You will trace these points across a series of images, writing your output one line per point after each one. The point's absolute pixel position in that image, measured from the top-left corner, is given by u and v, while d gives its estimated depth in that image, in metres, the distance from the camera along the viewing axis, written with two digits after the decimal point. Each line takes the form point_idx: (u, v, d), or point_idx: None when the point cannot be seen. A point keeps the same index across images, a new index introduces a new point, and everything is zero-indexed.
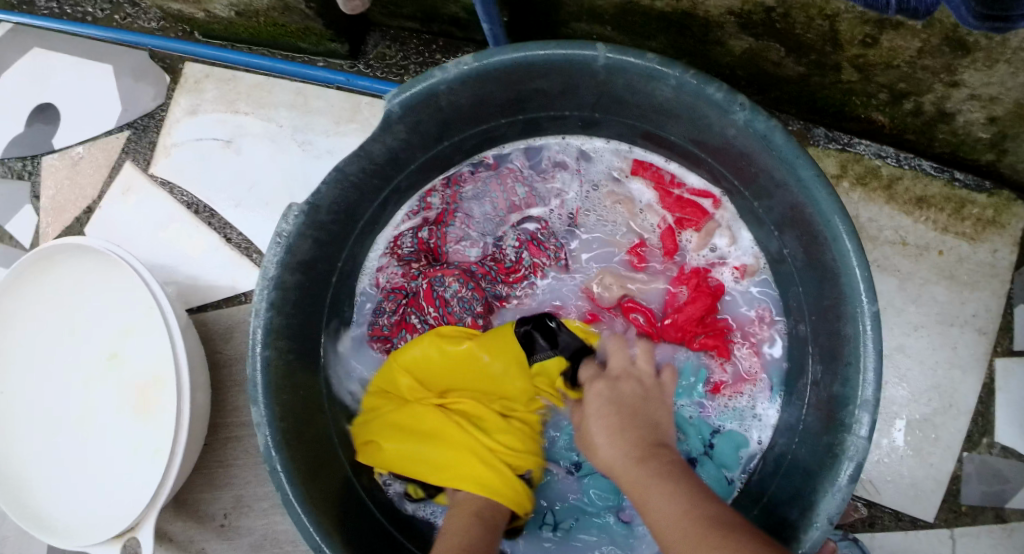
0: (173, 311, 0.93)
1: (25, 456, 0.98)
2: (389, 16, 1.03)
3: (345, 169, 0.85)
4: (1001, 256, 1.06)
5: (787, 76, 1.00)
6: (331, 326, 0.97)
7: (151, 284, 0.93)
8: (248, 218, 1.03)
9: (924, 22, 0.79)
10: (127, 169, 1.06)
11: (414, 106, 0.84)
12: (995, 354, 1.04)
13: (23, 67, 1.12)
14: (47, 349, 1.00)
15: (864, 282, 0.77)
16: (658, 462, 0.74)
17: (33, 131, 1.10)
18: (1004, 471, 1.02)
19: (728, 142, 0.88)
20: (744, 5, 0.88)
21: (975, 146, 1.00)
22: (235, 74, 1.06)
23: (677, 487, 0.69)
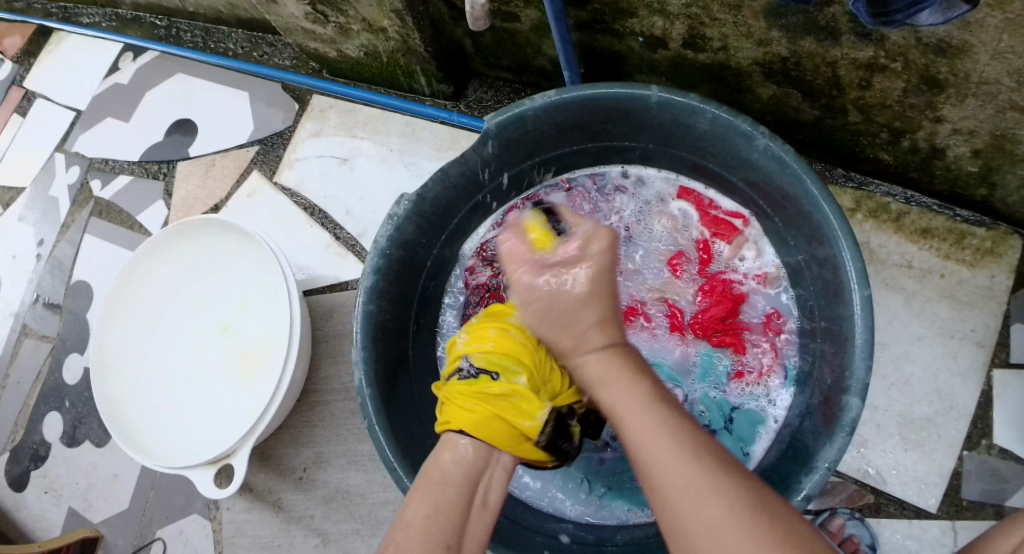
0: (297, 291, 1.08)
1: (138, 397, 1.13)
2: (488, 67, 1.21)
3: (449, 172, 1.02)
4: (999, 281, 1.17)
5: (805, 119, 1.17)
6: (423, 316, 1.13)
7: (284, 263, 1.07)
8: (357, 221, 1.20)
9: (903, 65, 0.98)
10: (254, 177, 1.25)
11: (507, 127, 1.01)
12: (993, 365, 1.16)
13: (168, 88, 1.35)
14: (175, 310, 1.17)
15: (858, 272, 0.92)
16: (680, 419, 0.77)
17: (170, 140, 1.32)
18: (1003, 471, 1.12)
19: (756, 168, 1.03)
20: (765, 56, 1.05)
21: (969, 181, 1.14)
22: (354, 107, 1.24)
23: (693, 452, 0.73)
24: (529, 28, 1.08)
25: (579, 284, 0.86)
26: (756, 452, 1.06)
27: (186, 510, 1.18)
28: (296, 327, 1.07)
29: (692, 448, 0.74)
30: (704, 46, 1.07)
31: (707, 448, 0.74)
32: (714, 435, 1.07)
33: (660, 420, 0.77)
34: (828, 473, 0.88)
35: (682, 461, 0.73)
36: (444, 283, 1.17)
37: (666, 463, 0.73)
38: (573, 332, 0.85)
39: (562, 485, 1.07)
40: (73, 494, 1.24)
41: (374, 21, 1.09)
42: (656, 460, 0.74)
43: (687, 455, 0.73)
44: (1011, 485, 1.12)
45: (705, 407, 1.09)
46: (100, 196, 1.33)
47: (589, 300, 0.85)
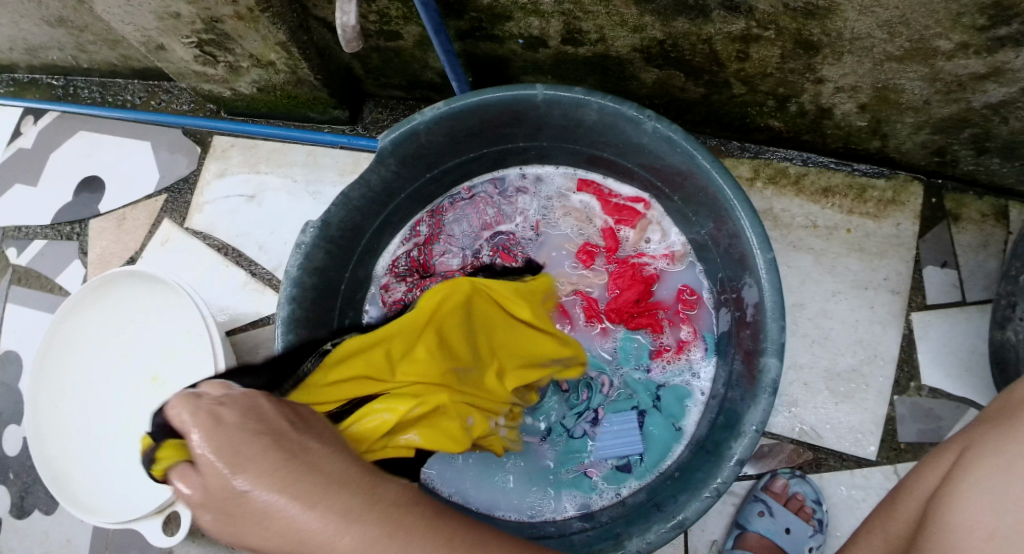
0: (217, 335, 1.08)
1: (78, 457, 1.13)
2: (380, 87, 1.22)
3: (350, 196, 1.03)
4: (904, 228, 1.21)
5: (693, 98, 1.19)
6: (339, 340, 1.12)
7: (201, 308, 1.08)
8: (271, 256, 1.20)
9: (775, 32, 1.00)
10: (166, 224, 1.25)
11: (402, 143, 1.02)
12: (910, 309, 1.19)
13: (71, 147, 1.35)
14: (103, 364, 1.17)
15: (759, 238, 0.95)
16: (364, 536, 0.54)
17: (80, 199, 1.32)
18: (935, 410, 1.15)
19: (650, 151, 1.05)
20: (643, 41, 1.07)
21: (861, 135, 1.17)
22: (255, 143, 1.25)
23: (431, 525, 0.57)
24: (412, 43, 1.09)
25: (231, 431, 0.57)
26: (687, 425, 1.08)
27: None
28: (218, 363, 1.08)
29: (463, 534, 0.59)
30: (583, 39, 1.08)
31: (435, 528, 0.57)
32: (644, 416, 1.09)
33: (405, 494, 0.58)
34: (756, 435, 0.90)
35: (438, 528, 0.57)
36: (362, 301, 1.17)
37: (490, 552, 0.59)
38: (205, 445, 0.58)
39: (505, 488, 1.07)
40: None
41: (260, 55, 1.09)
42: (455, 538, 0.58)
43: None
44: (945, 422, 1.15)
45: (632, 389, 1.11)
46: (17, 264, 1.32)
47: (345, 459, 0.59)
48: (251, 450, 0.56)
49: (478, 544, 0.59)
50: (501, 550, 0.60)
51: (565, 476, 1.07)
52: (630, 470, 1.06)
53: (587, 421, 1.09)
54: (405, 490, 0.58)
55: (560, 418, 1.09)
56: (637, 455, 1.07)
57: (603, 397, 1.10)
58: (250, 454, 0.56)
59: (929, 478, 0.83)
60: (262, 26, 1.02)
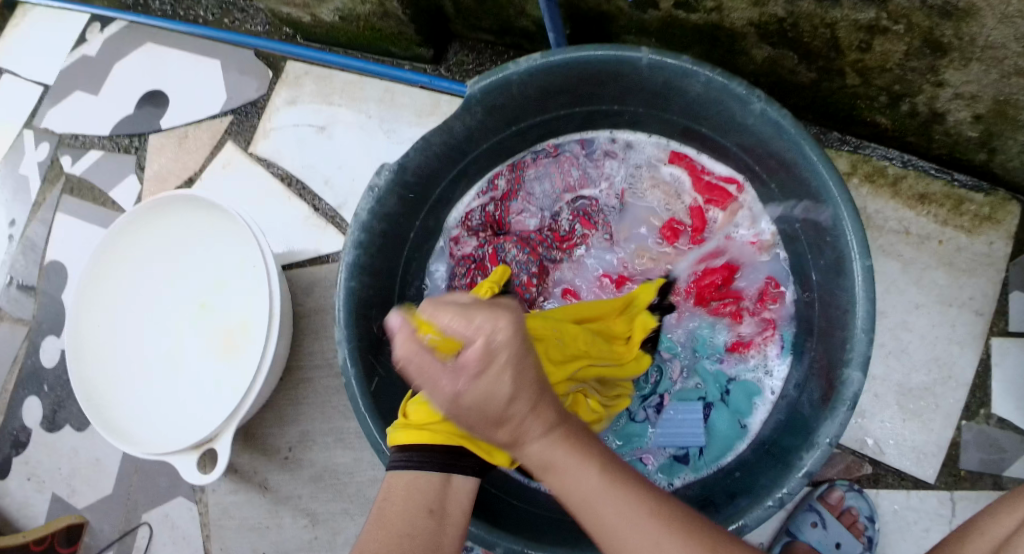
0: (274, 268, 1.03)
1: (115, 380, 1.10)
2: (469, 29, 1.16)
3: (431, 140, 0.97)
4: (997, 248, 1.15)
5: (800, 82, 1.13)
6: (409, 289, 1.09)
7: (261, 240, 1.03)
8: (337, 191, 1.16)
9: (905, 27, 0.94)
10: (228, 147, 1.21)
11: (492, 92, 0.96)
12: (991, 333, 1.14)
13: (138, 58, 1.29)
14: (149, 290, 1.13)
15: (859, 241, 0.89)
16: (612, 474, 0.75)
17: (142, 113, 1.27)
18: (1001, 441, 1.11)
19: (751, 132, 0.99)
20: (761, 16, 1.00)
21: (968, 146, 1.11)
22: (330, 73, 1.19)
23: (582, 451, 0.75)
24: None
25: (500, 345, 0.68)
26: (753, 424, 1.04)
27: (173, 493, 1.16)
28: (274, 299, 1.03)
29: (579, 454, 0.74)
30: (697, 6, 1.02)
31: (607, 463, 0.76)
32: (711, 409, 1.05)
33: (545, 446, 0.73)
34: (829, 448, 0.85)
35: (583, 471, 0.74)
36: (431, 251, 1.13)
37: (567, 484, 0.74)
38: (507, 433, 0.72)
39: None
40: (56, 480, 1.21)
41: None
42: (550, 469, 0.74)
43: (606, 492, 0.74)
44: (1009, 455, 1.11)
45: (701, 379, 1.07)
46: (71, 173, 1.28)
47: (521, 390, 0.69)
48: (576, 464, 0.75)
49: (597, 494, 0.74)
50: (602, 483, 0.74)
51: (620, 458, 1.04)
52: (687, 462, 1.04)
53: (651, 406, 1.06)
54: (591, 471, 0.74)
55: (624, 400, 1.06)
56: (697, 448, 1.04)
57: (670, 383, 1.07)
58: (527, 368, 0.70)
59: (1005, 521, 0.79)
60: None
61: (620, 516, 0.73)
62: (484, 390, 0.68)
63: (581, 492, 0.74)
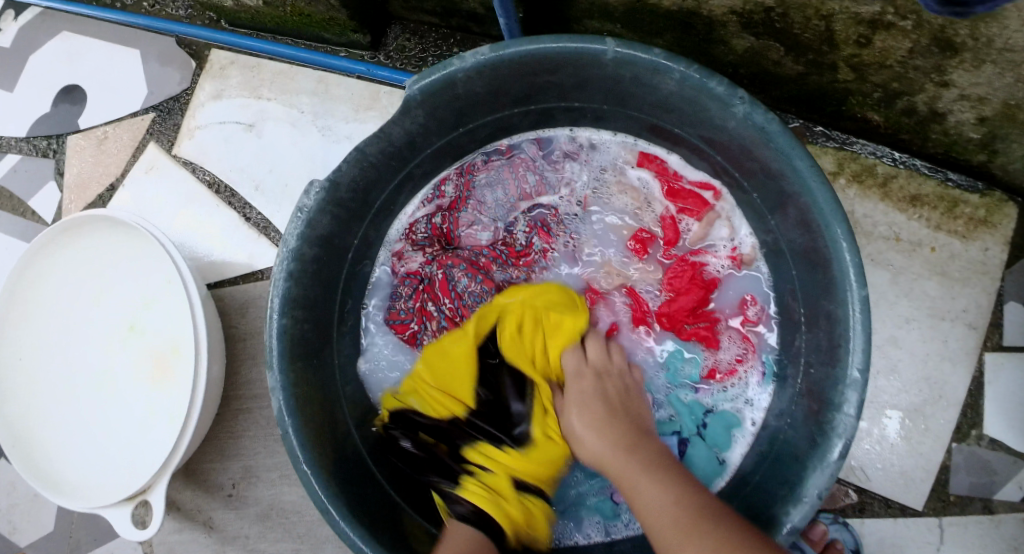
0: (193, 282, 0.95)
1: (40, 419, 1.01)
2: (409, 10, 1.04)
3: (365, 151, 0.87)
4: (992, 255, 1.07)
5: (786, 74, 1.02)
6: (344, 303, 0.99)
7: (176, 258, 0.95)
8: (268, 199, 1.05)
9: (914, 23, 0.84)
10: (151, 149, 1.09)
11: (435, 92, 0.86)
12: (984, 348, 1.07)
13: (54, 48, 1.16)
14: (69, 316, 1.03)
15: (854, 266, 0.81)
16: (689, 510, 0.72)
17: (60, 110, 1.14)
18: (993, 463, 1.05)
19: (731, 136, 0.89)
20: (745, 5, 0.90)
21: (967, 147, 1.02)
22: (258, 62, 1.08)
23: (656, 470, 0.78)
24: None
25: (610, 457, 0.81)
26: (732, 459, 0.96)
27: (116, 531, 1.08)
28: (197, 322, 0.95)
29: (652, 468, 0.78)
30: None
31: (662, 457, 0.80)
32: (686, 444, 0.97)
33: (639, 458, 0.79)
34: (816, 504, 0.78)
35: (623, 436, 0.82)
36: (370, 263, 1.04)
37: (640, 492, 0.76)
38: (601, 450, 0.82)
39: None
40: None
41: None
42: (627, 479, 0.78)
43: (689, 525, 0.71)
44: (1000, 478, 1.05)
45: (675, 410, 0.98)
46: None
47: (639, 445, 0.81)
48: (653, 474, 0.77)
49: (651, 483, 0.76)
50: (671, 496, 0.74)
51: (590, 499, 0.96)
52: None
53: None
54: (661, 502, 0.74)
55: None
56: None
57: None
58: (598, 407, 0.85)
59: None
60: None
61: (704, 540, 0.69)
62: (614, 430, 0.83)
63: (655, 509, 0.74)
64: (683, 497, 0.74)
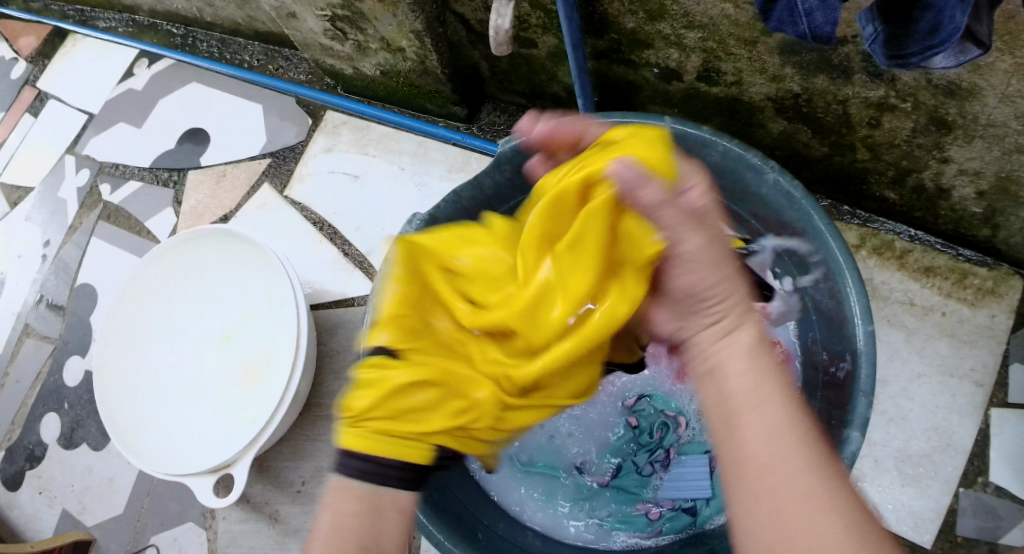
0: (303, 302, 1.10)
1: (137, 402, 1.16)
2: (502, 91, 1.19)
3: (461, 194, 1.01)
4: (999, 321, 1.16)
5: (813, 155, 1.16)
6: None
7: (292, 279, 1.10)
8: (366, 238, 1.18)
9: (912, 105, 0.99)
10: (264, 189, 1.24)
11: (522, 153, 1.01)
12: (990, 404, 1.15)
13: (181, 94, 1.36)
14: (175, 319, 1.19)
15: (861, 307, 0.92)
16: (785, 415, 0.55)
17: (181, 148, 1.32)
18: (998, 509, 1.11)
19: (765, 203, 1.02)
20: (778, 92, 1.05)
21: (972, 222, 1.14)
22: (368, 125, 1.23)
23: (795, 410, 0.56)
24: (545, 54, 1.07)
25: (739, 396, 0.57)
26: None
27: (183, 517, 1.19)
28: (302, 338, 1.09)
29: (785, 395, 0.57)
30: (718, 79, 1.06)
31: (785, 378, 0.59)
32: None
33: (766, 406, 0.56)
34: None
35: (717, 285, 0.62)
36: None
37: (755, 425, 0.56)
38: (718, 400, 0.59)
39: (563, 513, 1.05)
40: (68, 495, 1.24)
41: (393, 40, 1.08)
42: (733, 405, 0.57)
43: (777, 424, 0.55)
44: (1006, 523, 1.10)
45: (707, 432, 1.07)
46: (109, 200, 1.34)
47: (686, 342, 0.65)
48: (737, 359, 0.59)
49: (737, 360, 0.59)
50: (819, 463, 0.54)
51: (624, 511, 1.05)
52: (694, 514, 1.01)
53: (659, 461, 1.07)
54: (746, 382, 0.58)
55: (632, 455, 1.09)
56: (704, 499, 1.01)
57: (676, 438, 1.07)
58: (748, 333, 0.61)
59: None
60: (401, 12, 1.01)
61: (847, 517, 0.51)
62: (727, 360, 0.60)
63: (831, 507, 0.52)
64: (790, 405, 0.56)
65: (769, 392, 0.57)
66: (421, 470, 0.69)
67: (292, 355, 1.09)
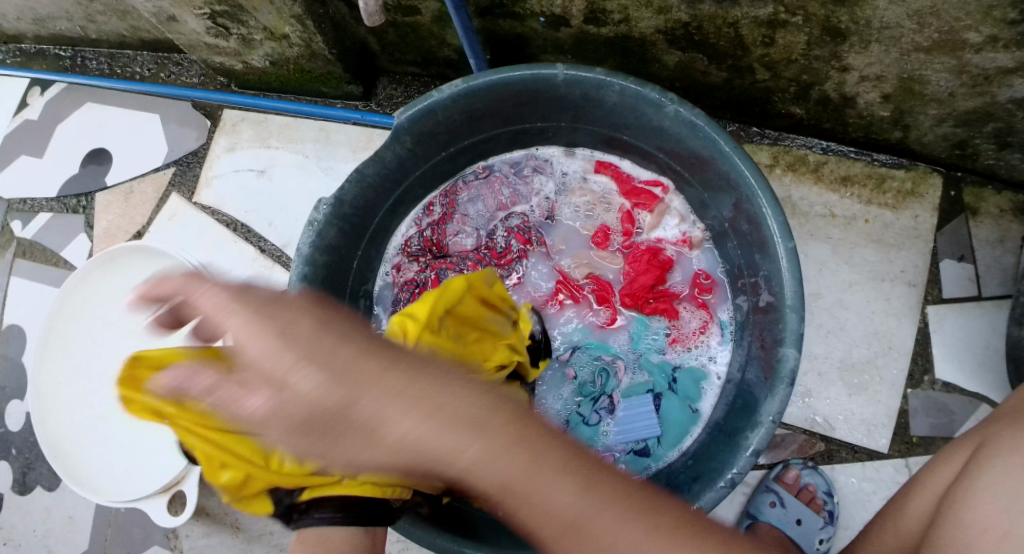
0: None
1: (79, 432, 1.13)
2: (395, 63, 1.17)
3: (364, 172, 0.99)
4: (922, 220, 1.17)
5: (713, 82, 1.15)
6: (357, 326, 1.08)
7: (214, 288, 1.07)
8: (281, 232, 1.16)
9: (803, 18, 0.98)
10: (174, 199, 1.21)
11: (419, 121, 0.99)
12: (926, 302, 1.15)
13: (78, 117, 1.32)
14: (105, 344, 1.17)
15: (779, 224, 0.92)
16: (475, 438, 0.57)
17: (86, 171, 1.29)
18: (948, 404, 1.13)
19: (671, 135, 1.01)
20: (667, 23, 1.03)
21: (882, 126, 1.13)
22: (266, 117, 1.20)
23: (511, 444, 0.57)
24: (430, 20, 1.05)
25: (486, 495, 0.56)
26: (703, 408, 1.04)
27: (147, 542, 1.17)
28: None
29: (492, 438, 0.57)
30: (605, 19, 1.04)
31: (455, 400, 0.58)
32: (660, 398, 1.05)
33: (419, 413, 0.57)
34: (773, 426, 0.87)
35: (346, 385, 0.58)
36: (371, 283, 1.11)
37: (393, 424, 0.57)
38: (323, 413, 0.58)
39: None
40: (31, 541, 1.22)
41: (274, 27, 1.05)
42: (379, 420, 0.57)
43: (518, 463, 0.57)
44: (957, 417, 1.12)
45: (647, 371, 1.07)
46: (22, 236, 1.30)
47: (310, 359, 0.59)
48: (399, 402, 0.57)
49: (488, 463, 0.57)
50: (511, 468, 0.56)
51: None
52: (648, 453, 1.03)
53: (604, 407, 1.06)
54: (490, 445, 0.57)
55: (576, 406, 1.06)
56: (655, 438, 1.03)
57: (616, 382, 1.06)
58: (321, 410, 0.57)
59: (945, 473, 0.82)
60: None
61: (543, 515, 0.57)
62: (305, 404, 0.58)
63: (556, 510, 0.57)
64: (474, 441, 0.57)
65: (418, 415, 0.57)
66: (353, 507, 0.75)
67: None
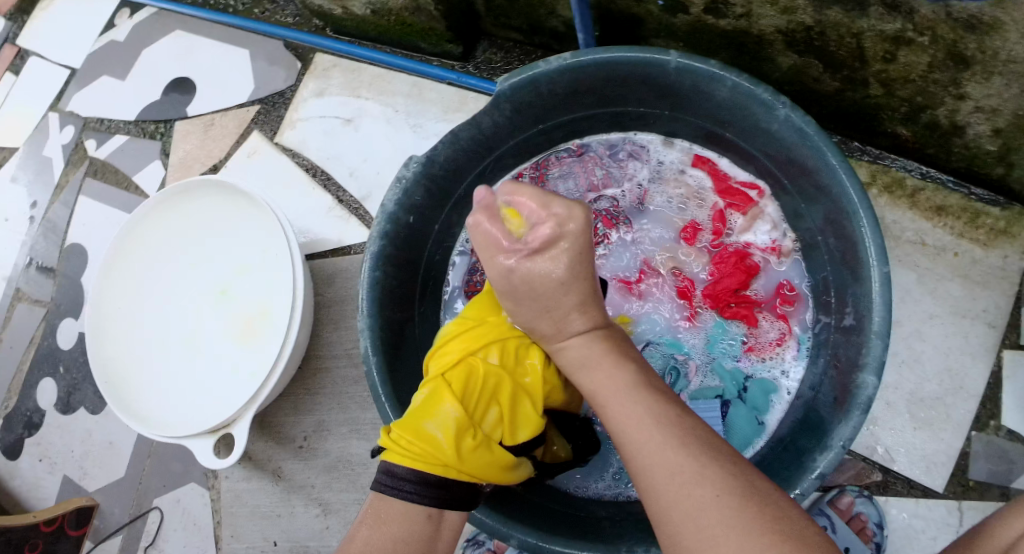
0: (297, 255, 1.04)
1: (132, 361, 1.13)
2: (499, 27, 1.14)
3: (459, 134, 0.97)
4: (1012, 262, 1.13)
5: (824, 91, 1.12)
6: (428, 290, 1.07)
7: (287, 232, 1.05)
8: (361, 183, 1.14)
9: (930, 39, 0.94)
10: (255, 136, 1.20)
11: (521, 90, 0.96)
12: (1003, 346, 1.12)
13: (165, 44, 1.30)
14: (168, 275, 1.16)
15: (877, 247, 0.89)
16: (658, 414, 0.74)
17: (168, 99, 1.27)
18: (1010, 452, 1.10)
19: (774, 138, 0.98)
20: (789, 24, 1.00)
21: (986, 160, 1.10)
22: (359, 66, 1.18)
23: (675, 440, 0.71)
24: None
25: (558, 278, 0.83)
26: (770, 422, 1.02)
27: (185, 478, 1.16)
28: (297, 293, 1.05)
29: (682, 440, 0.72)
30: (726, 12, 1.02)
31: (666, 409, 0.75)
32: (728, 406, 1.03)
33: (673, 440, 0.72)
34: (841, 451, 0.85)
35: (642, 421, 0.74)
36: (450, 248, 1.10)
37: (610, 406, 0.77)
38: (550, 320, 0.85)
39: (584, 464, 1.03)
40: (68, 461, 1.22)
41: None
42: (655, 451, 0.71)
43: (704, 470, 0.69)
44: (1018, 467, 1.09)
45: (718, 376, 1.04)
46: (95, 156, 1.29)
47: (573, 278, 0.83)
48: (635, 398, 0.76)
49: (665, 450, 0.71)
50: (673, 447, 0.71)
51: None
52: None
53: None
54: (665, 438, 0.72)
55: None
56: None
57: (686, 383, 1.05)
58: (578, 362, 0.79)
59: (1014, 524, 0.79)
60: None
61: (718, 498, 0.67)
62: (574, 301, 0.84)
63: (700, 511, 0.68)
64: (704, 466, 0.70)
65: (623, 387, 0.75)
66: (441, 484, 0.78)
67: (288, 312, 1.05)
